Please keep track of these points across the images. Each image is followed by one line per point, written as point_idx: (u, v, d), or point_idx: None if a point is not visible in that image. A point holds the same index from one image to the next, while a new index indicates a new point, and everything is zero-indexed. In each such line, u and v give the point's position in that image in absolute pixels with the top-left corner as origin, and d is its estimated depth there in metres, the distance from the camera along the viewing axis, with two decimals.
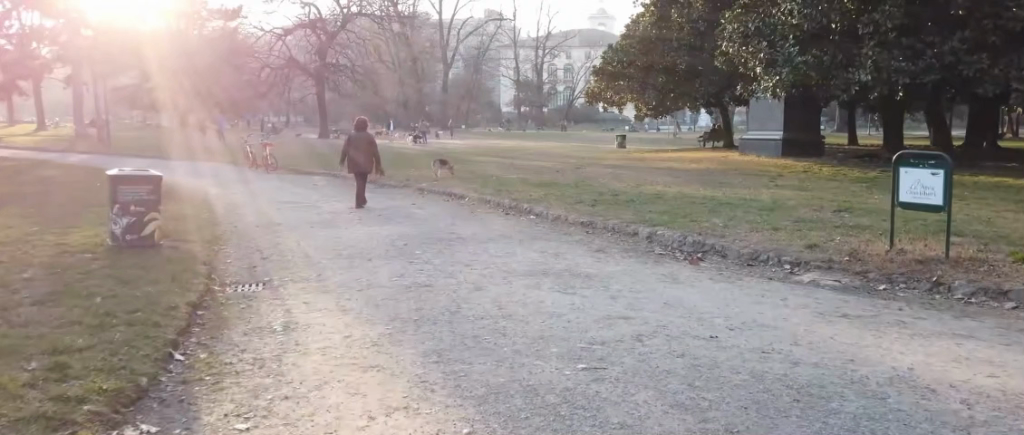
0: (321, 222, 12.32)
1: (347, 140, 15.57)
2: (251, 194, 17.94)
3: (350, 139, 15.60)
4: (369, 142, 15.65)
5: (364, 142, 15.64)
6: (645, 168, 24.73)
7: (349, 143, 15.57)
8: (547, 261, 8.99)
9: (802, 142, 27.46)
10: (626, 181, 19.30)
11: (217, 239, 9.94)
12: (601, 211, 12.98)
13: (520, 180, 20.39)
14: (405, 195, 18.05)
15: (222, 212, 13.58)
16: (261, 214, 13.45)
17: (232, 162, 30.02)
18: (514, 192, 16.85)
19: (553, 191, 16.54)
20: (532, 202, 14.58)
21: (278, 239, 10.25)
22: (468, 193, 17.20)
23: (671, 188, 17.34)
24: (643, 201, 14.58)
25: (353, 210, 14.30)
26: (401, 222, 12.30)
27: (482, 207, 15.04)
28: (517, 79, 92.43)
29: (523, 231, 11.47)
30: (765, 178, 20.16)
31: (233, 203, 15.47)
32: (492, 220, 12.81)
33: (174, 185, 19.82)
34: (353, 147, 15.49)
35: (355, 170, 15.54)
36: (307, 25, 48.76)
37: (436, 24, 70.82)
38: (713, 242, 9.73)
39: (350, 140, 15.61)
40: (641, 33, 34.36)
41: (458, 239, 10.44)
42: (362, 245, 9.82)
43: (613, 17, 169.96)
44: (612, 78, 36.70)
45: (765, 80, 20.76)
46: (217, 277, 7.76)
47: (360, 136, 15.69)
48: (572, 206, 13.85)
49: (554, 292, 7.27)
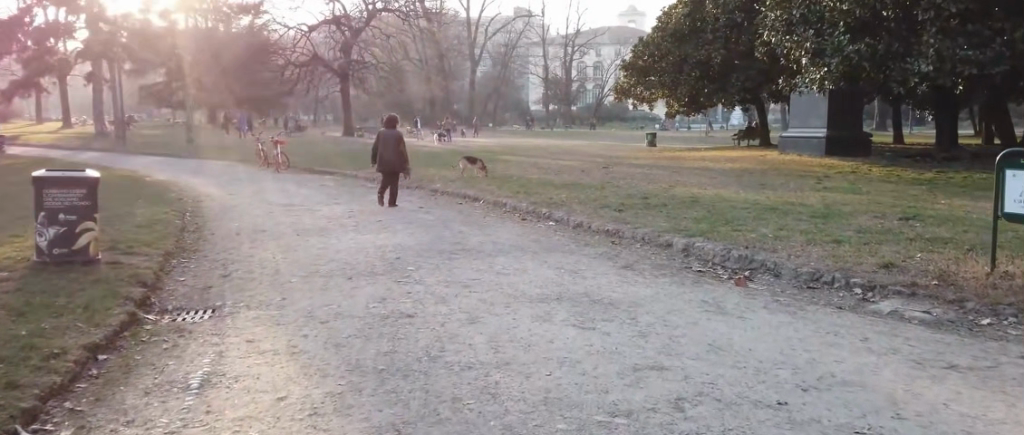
0: (312, 228, 10.93)
1: (379, 135, 14.25)
2: (252, 195, 16.65)
3: (382, 134, 14.25)
4: (400, 141, 14.17)
5: (394, 139, 14.18)
6: (679, 168, 23.16)
7: (381, 138, 14.24)
8: (563, 280, 7.51)
9: (848, 139, 25.54)
10: (658, 183, 17.75)
11: (181, 250, 8.57)
12: (628, 218, 11.44)
13: (542, 180, 18.88)
14: (417, 196, 16.68)
15: (208, 215, 12.22)
16: (249, 218, 12.08)
17: (245, 161, 28.90)
18: (535, 194, 15.34)
19: (577, 194, 15.01)
20: (554, 207, 13.07)
21: (254, 251, 8.88)
22: (484, 195, 15.72)
23: (708, 191, 15.68)
24: (677, 206, 13.01)
25: (355, 214, 12.89)
26: (400, 229, 10.86)
27: (497, 212, 13.55)
28: (546, 76, 90.68)
29: (538, 241, 9.98)
30: (811, 179, 18.39)
31: (225, 206, 14.14)
32: (506, 228, 11.32)
33: (176, 185, 18.67)
34: (382, 144, 14.15)
35: (384, 169, 14.27)
36: (330, 22, 46.70)
37: (464, 21, 69.38)
38: (762, 258, 8.15)
39: (382, 136, 14.25)
40: (673, 25, 32.66)
41: (462, 252, 8.98)
42: (348, 260, 8.38)
43: (643, 16, 167.95)
44: (642, 74, 35.04)
45: (811, 72, 18.96)
46: (156, 302, 6.36)
47: (391, 132, 14.23)
48: (597, 211, 12.32)
49: (568, 327, 5.75)
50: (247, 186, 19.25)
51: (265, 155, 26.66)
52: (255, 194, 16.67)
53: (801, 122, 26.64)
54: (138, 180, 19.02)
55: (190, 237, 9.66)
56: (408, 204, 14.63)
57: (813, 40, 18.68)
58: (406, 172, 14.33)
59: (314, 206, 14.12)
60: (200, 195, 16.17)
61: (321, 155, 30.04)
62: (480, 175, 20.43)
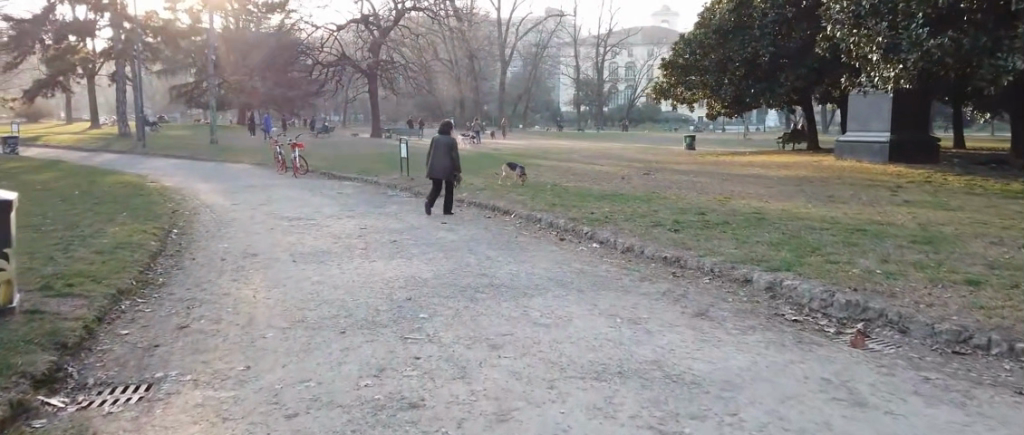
0: (312, 251, 9.26)
1: (432, 140, 12.68)
2: (258, 204, 15.04)
3: (435, 140, 12.68)
4: (453, 148, 12.56)
5: (448, 146, 12.57)
6: (729, 175, 21.25)
7: (433, 144, 12.68)
8: (622, 338, 5.66)
9: (913, 143, 23.44)
10: (707, 193, 15.83)
11: (140, 286, 6.92)
12: (689, 241, 9.53)
13: (580, 190, 17.08)
14: (440, 207, 15.02)
15: (197, 234, 10.60)
16: (243, 237, 10.43)
17: (262, 163, 27.44)
18: (575, 207, 13.55)
19: (624, 208, 13.19)
20: (596, 224, 11.26)
21: (233, 286, 7.18)
22: (517, 207, 13.98)
23: (768, 204, 13.75)
24: (741, 224, 11.13)
25: (369, 230, 11.22)
26: (418, 253, 9.15)
27: (531, 229, 11.78)
28: (577, 77, 88.75)
29: (584, 272, 8.16)
30: (882, 190, 16.33)
31: (222, 219, 12.50)
32: (542, 253, 9.53)
33: (181, 192, 17.19)
34: (434, 151, 12.56)
35: (433, 177, 12.70)
36: (359, 21, 45.82)
37: (495, 21, 67.77)
38: (881, 306, 6.26)
39: (434, 141, 12.68)
40: (717, 21, 30.65)
41: (489, 289, 7.20)
42: (345, 300, 6.65)
43: (676, 14, 165.49)
44: (683, 72, 32.99)
45: (884, 69, 16.83)
46: (72, 374, 4.68)
47: (445, 138, 12.66)
48: (648, 231, 10.50)
49: (641, 431, 3.91)
50: (257, 192, 17.72)
51: (284, 158, 25.21)
52: (262, 204, 15.09)
53: (860, 125, 24.48)
54: (140, 185, 17.55)
55: (161, 266, 8.01)
56: (430, 218, 12.87)
57: (887, 34, 16.55)
58: (456, 181, 12.74)
59: (322, 221, 12.44)
60: (200, 205, 14.58)
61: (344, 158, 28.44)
62: (515, 182, 18.57)
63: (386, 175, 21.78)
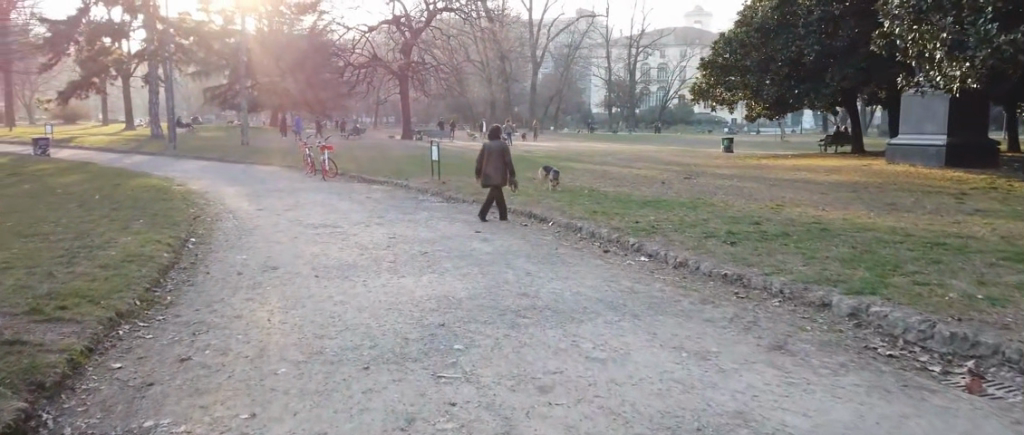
0: (337, 264, 8.54)
1: (483, 148, 12.26)
2: (284, 209, 14.39)
3: (486, 147, 12.25)
4: (506, 154, 12.13)
5: (500, 152, 12.12)
6: (777, 180, 20.20)
7: (485, 152, 12.25)
8: (693, 378, 4.82)
9: (971, 148, 22.13)
10: (757, 201, 14.84)
11: (143, 307, 6.23)
12: (749, 256, 8.63)
13: (620, 195, 16.20)
14: (475, 214, 14.26)
15: (216, 244, 9.93)
16: (264, 247, 9.74)
17: (291, 166, 26.96)
18: (618, 215, 12.68)
19: (671, 216, 12.29)
20: (643, 235, 10.39)
21: (246, 307, 6.46)
22: (555, 215, 13.14)
23: (827, 213, 12.73)
24: (803, 236, 10.17)
25: (398, 240, 10.47)
26: (451, 268, 8.39)
27: (573, 239, 10.94)
28: (609, 78, 87.62)
29: (635, 292, 7.30)
30: (947, 197, 15.18)
31: (245, 227, 11.86)
32: (588, 268, 8.68)
33: (206, 196, 16.65)
34: (486, 159, 12.09)
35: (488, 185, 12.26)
36: (391, 22, 45.57)
37: (526, 22, 66.98)
38: (994, 342, 5.33)
39: (485, 148, 12.25)
40: (759, 19, 29.53)
41: (531, 313, 6.38)
42: (369, 326, 5.87)
43: (710, 14, 163.26)
44: (722, 72, 31.93)
45: (948, 68, 15.71)
46: (44, 426, 3.96)
47: (497, 144, 12.22)
48: (702, 243, 9.61)
49: None
50: (283, 196, 17.11)
51: (313, 160, 24.66)
52: (288, 209, 14.46)
53: (913, 128, 23.24)
54: (166, 188, 17.06)
55: (171, 282, 7.35)
56: (464, 227, 12.10)
57: (953, 30, 15.43)
58: (512, 187, 12.31)
59: (351, 229, 11.74)
60: (225, 210, 13.99)
61: (374, 160, 27.84)
62: (551, 186, 17.77)
63: (417, 178, 21.11)
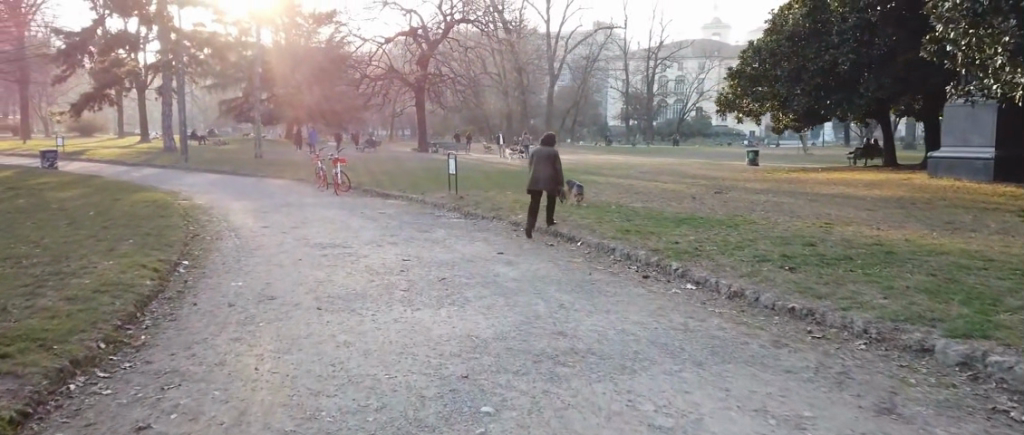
0: (343, 294, 7.48)
1: (533, 151, 11.65)
2: (292, 227, 13.41)
3: (537, 151, 11.66)
4: (557, 159, 11.54)
5: (550, 156, 11.57)
6: (815, 195, 18.99)
7: (535, 155, 11.64)
8: None
9: (1016, 161, 20.91)
10: (803, 218, 13.70)
11: (107, 351, 5.20)
12: (817, 285, 7.49)
13: (651, 211, 15.11)
14: (497, 233, 13.21)
15: (210, 267, 8.92)
16: (263, 272, 8.72)
17: (303, 179, 26.06)
18: (656, 233, 11.55)
19: (715, 236, 11.15)
20: (688, 257, 9.27)
21: (232, 350, 5.43)
22: (585, 234, 12.04)
23: (887, 234, 11.54)
24: (870, 260, 9.02)
25: (413, 263, 9.41)
26: (474, 299, 7.32)
27: (608, 263, 9.82)
28: (627, 91, 86.51)
29: (692, 331, 6.18)
30: (1010, 215, 13.94)
31: (246, 247, 10.88)
32: (630, 297, 7.57)
33: (211, 212, 15.74)
34: (536, 161, 11.52)
35: (535, 189, 11.65)
36: (407, 34, 45.00)
37: (544, 34, 66.07)
38: None
39: (536, 151, 11.67)
40: (788, 27, 28.42)
41: (571, 359, 5.28)
42: (376, 379, 4.80)
43: (728, 27, 161.67)
44: (749, 83, 30.82)
45: (1008, 75, 14.51)
46: None
47: (547, 148, 11.65)
48: (756, 268, 8.48)
49: None
50: (292, 211, 16.15)
51: (326, 173, 23.74)
52: (296, 226, 13.48)
53: (958, 140, 21.94)
54: (169, 203, 16.16)
55: (150, 317, 6.32)
56: (486, 248, 11.03)
57: (1014, 34, 14.23)
58: (559, 194, 11.71)
59: (361, 250, 10.70)
60: (228, 227, 13.03)
61: (389, 172, 26.94)
62: (576, 202, 16.72)
63: (433, 192, 20.09)
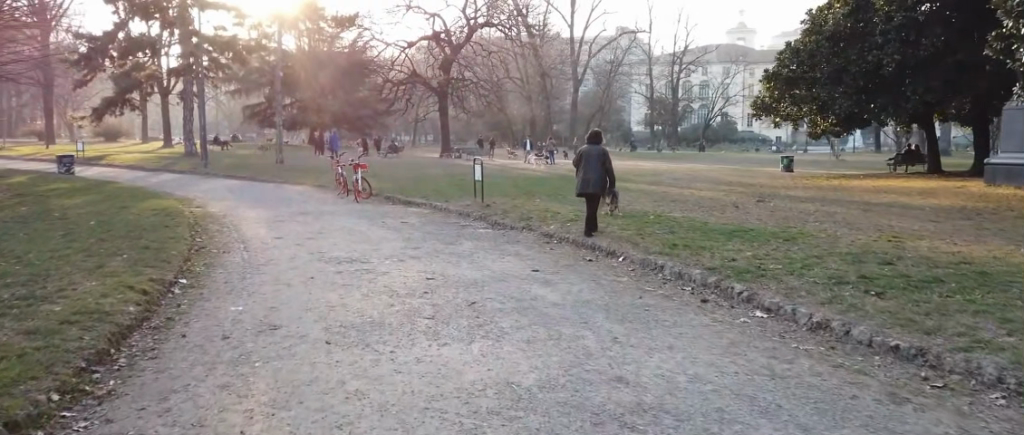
0: (356, 322, 6.39)
1: (581, 151, 10.63)
2: (305, 238, 12.40)
3: (584, 150, 10.65)
4: (606, 159, 10.52)
5: (599, 156, 10.55)
6: (866, 204, 17.67)
7: (582, 155, 10.62)
8: None
9: None
10: (868, 232, 12.34)
11: (58, 406, 4.18)
12: (920, 318, 6.27)
13: (696, 222, 13.88)
14: (530, 247, 12.09)
15: (209, 287, 7.90)
16: (266, 293, 7.67)
17: (322, 185, 25.15)
18: (708, 249, 10.33)
19: (776, 252, 9.91)
20: (752, 279, 8.07)
21: (216, 404, 4.35)
22: (628, 248, 10.86)
23: (974, 249, 10.20)
24: (967, 283, 7.74)
25: (438, 284, 8.30)
26: (511, 329, 6.20)
27: (657, 284, 8.65)
28: (651, 96, 85.13)
29: (781, 378, 5.03)
30: None
31: (255, 261, 9.88)
32: (695, 328, 6.43)
33: (222, 220, 14.80)
34: (584, 162, 10.50)
35: (582, 193, 10.63)
36: (430, 37, 43.92)
37: (567, 39, 64.94)
38: None
39: (583, 151, 10.65)
40: (828, 27, 27.10)
41: (640, 422, 4.15)
42: None
43: (754, 31, 159.58)
44: (787, 86, 29.47)
45: None
46: None
47: (595, 148, 10.62)
48: (839, 294, 7.24)
49: None
50: (308, 220, 15.16)
51: (345, 179, 22.76)
52: (311, 237, 12.47)
53: (1019, 144, 20.47)
54: (179, 211, 15.27)
55: (126, 354, 5.31)
56: (519, 265, 9.92)
57: None
58: (608, 197, 10.71)
59: (379, 266, 9.65)
60: (238, 238, 12.05)
61: (411, 178, 25.93)
62: (610, 210, 15.59)
63: (457, 200, 19.04)
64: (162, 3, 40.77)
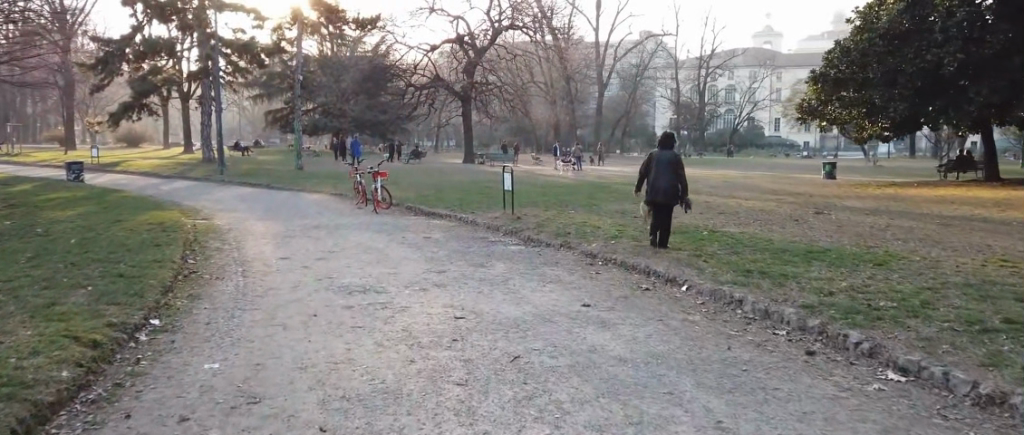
0: (360, 392, 4.79)
1: (649, 159, 9.96)
2: (314, 258, 10.84)
3: (653, 158, 9.97)
4: (678, 164, 9.79)
5: (671, 162, 9.82)
6: (942, 217, 15.79)
7: (652, 163, 9.93)
8: None
9: None
10: (970, 254, 10.56)
11: None
12: None
13: (761, 240, 12.16)
14: (574, 269, 10.43)
15: (185, 330, 6.37)
16: (250, 341, 6.05)
17: (340, 194, 23.71)
18: (794, 277, 8.62)
19: (878, 284, 8.16)
20: (865, 326, 6.37)
21: None
22: (691, 274, 9.15)
23: None
24: None
25: (468, 326, 6.65)
26: (575, 408, 4.54)
27: (740, 326, 6.95)
28: (677, 100, 83.04)
29: None
30: None
31: (249, 290, 8.29)
32: (823, 405, 4.74)
33: (224, 235, 13.31)
34: (653, 170, 9.82)
35: (653, 202, 9.91)
36: (453, 41, 42.46)
37: (592, 43, 63.19)
38: None
39: (651, 159, 9.97)
40: (883, 24, 25.13)
41: None
42: None
43: (781, 35, 156.48)
44: (836, 87, 27.53)
45: None
46: None
47: (665, 155, 9.91)
48: (1002, 351, 5.51)
49: None
50: (319, 236, 13.64)
51: (365, 187, 21.26)
52: (321, 258, 10.91)
53: None
54: (179, 225, 13.84)
55: None
56: (566, 296, 8.27)
57: None
58: (682, 208, 9.93)
59: (394, 298, 8.03)
60: (237, 259, 10.51)
61: (432, 187, 24.38)
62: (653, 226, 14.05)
63: (484, 211, 17.49)
64: (178, 5, 39.67)
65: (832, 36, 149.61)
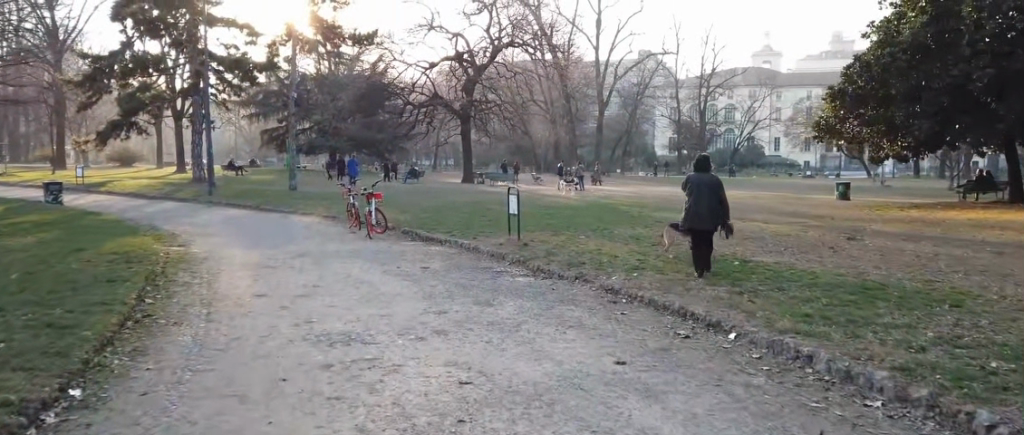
0: None
1: (686, 181, 8.74)
2: (295, 295, 9.39)
3: (690, 181, 8.75)
4: (718, 186, 8.60)
5: (710, 185, 8.63)
6: (991, 244, 14.33)
7: (689, 187, 8.72)
8: None
9: None
10: None
11: None
12: None
13: (807, 272, 10.67)
14: (595, 310, 8.96)
15: (108, 404, 4.91)
16: (188, 423, 4.59)
17: (331, 216, 22.28)
18: (865, 324, 7.14)
19: (975, 336, 6.69)
20: (995, 403, 4.89)
21: None
22: (739, 317, 7.69)
23: None
24: None
25: (477, 397, 5.18)
26: None
27: (818, 393, 5.49)
28: (678, 120, 81.93)
29: None
30: None
31: (207, 340, 6.80)
32: None
33: (197, 265, 11.85)
34: (691, 195, 8.60)
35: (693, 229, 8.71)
36: (452, 58, 41.21)
37: (593, 62, 62.09)
38: None
39: (688, 182, 8.75)
40: (905, 38, 23.37)
41: None
42: None
43: (780, 54, 155.97)
44: (857, 104, 26.16)
45: None
46: None
47: (702, 178, 8.70)
48: None
49: None
50: (305, 265, 12.20)
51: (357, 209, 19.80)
52: (302, 295, 9.44)
53: None
54: (147, 254, 12.39)
55: None
56: (595, 348, 6.81)
57: None
58: (727, 233, 8.75)
59: (386, 351, 6.57)
60: (203, 297, 9.04)
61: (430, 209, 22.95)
62: (676, 256, 12.58)
63: (487, 237, 16.04)
64: (168, 19, 38.46)
65: (831, 56, 148.99)
